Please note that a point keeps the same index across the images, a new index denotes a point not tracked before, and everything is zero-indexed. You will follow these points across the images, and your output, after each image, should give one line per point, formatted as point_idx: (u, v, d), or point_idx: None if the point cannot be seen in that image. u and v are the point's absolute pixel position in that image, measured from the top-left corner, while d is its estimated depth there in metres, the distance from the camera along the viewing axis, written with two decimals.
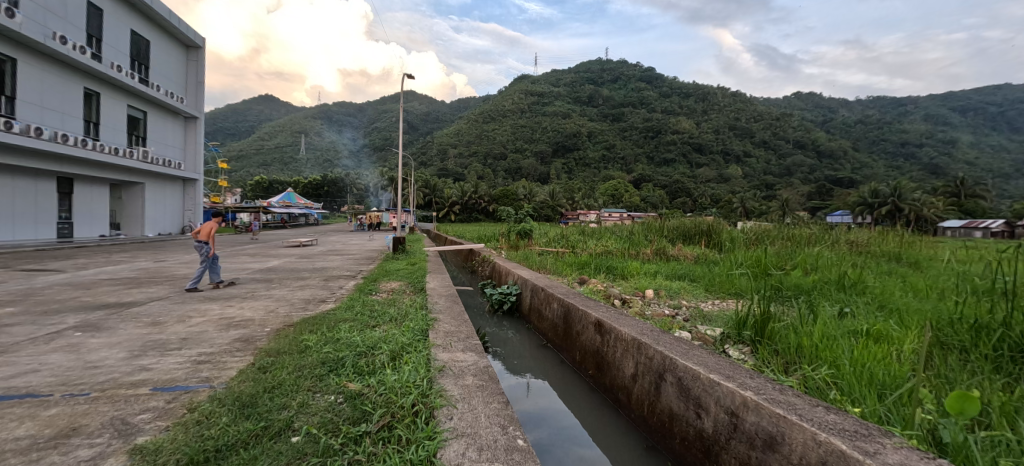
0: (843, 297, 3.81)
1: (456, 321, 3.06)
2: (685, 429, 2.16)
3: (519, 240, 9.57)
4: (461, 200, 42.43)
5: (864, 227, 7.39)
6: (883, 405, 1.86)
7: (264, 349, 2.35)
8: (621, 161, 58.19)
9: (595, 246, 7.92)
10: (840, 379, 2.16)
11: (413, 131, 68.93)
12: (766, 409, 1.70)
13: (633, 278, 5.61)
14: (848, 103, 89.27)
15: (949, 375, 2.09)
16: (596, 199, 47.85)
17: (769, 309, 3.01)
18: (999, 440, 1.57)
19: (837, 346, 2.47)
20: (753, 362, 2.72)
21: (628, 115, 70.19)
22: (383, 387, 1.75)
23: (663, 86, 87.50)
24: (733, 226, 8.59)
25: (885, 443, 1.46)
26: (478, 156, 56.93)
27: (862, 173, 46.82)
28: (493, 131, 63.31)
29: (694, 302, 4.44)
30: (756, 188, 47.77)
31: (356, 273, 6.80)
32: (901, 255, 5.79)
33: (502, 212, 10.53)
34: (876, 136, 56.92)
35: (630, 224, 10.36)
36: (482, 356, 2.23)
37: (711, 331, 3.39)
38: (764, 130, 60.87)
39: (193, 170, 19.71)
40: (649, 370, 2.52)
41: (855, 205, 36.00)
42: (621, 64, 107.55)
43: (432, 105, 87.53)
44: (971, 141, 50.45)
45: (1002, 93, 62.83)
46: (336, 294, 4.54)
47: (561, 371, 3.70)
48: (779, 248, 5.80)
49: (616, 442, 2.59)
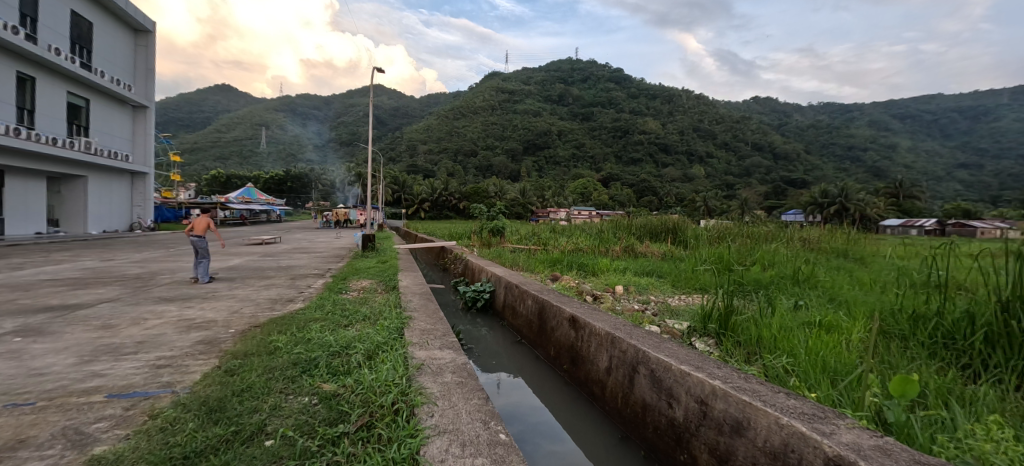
0: (798, 291, 4.04)
1: (432, 319, 3.03)
2: (657, 418, 2.22)
3: (491, 238, 9.55)
4: (431, 197, 42.01)
5: (814, 225, 7.77)
6: (836, 390, 1.98)
7: (230, 351, 2.26)
8: (590, 161, 59.24)
9: (567, 243, 7.99)
10: (795, 367, 2.30)
11: (382, 127, 67.71)
12: (733, 396, 1.78)
13: (604, 275, 5.72)
14: (802, 109, 94.15)
15: (891, 361, 2.25)
16: (566, 198, 48.47)
17: (731, 303, 3.15)
18: (936, 419, 1.71)
19: (794, 337, 2.62)
20: (716, 353, 2.83)
21: (597, 115, 71.64)
22: (360, 386, 1.71)
23: (631, 87, 89.76)
24: (697, 223, 8.87)
25: (838, 424, 1.56)
26: (449, 152, 56.57)
27: (813, 174, 49.64)
28: (464, 128, 63.10)
29: (662, 298, 4.57)
30: (717, 188, 49.72)
31: (324, 272, 6.58)
32: (847, 252, 6.17)
33: (474, 209, 10.43)
34: (826, 140, 60.52)
35: (598, 222, 10.52)
36: (460, 354, 2.21)
37: (678, 325, 3.48)
38: (725, 132, 63.43)
39: (143, 163, 18.51)
40: (623, 363, 2.58)
41: (807, 205, 37.99)
42: (590, 65, 109.68)
43: (402, 101, 86.13)
44: (910, 146, 54.39)
45: (936, 102, 68.12)
46: (304, 293, 4.39)
47: (535, 366, 3.74)
48: (740, 245, 6.05)
49: (591, 435, 2.64)
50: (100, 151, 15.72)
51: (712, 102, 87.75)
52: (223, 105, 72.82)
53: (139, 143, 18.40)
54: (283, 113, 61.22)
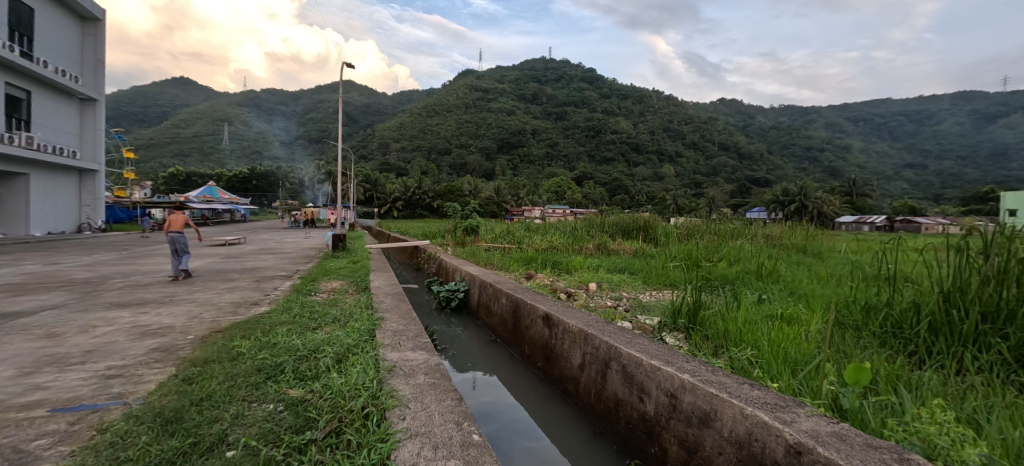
0: (762, 285, 4.20)
1: (405, 319, 2.98)
2: (629, 413, 2.27)
3: (466, 237, 9.46)
4: (404, 196, 41.43)
5: (777, 222, 8.10)
6: (796, 379, 2.07)
7: (189, 358, 2.15)
8: (564, 159, 59.90)
9: (541, 241, 8.05)
10: (759, 358, 2.38)
11: (353, 124, 66.27)
12: (700, 389, 1.83)
13: (577, 272, 5.78)
14: (765, 111, 98.25)
15: (846, 351, 2.37)
16: (541, 196, 48.82)
17: (700, 299, 3.24)
18: (887, 405, 1.82)
19: (757, 329, 2.73)
20: (686, 347, 2.90)
21: (570, 114, 72.54)
22: (328, 392, 1.66)
23: (604, 87, 91.35)
24: (667, 221, 9.10)
25: (798, 412, 1.62)
26: (422, 150, 56.03)
27: (774, 174, 51.90)
28: (438, 126, 62.59)
29: (634, 294, 4.65)
30: (686, 186, 51.23)
31: (292, 273, 6.39)
32: (806, 247, 6.48)
33: (448, 208, 10.34)
34: (786, 141, 63.44)
35: (572, 219, 10.66)
36: (433, 354, 2.18)
37: (649, 321, 3.56)
38: (693, 133, 65.41)
39: (92, 160, 17.43)
40: (596, 360, 2.61)
41: (770, 203, 39.56)
42: (563, 65, 110.99)
43: (373, 98, 84.60)
44: (862, 147, 57.57)
45: (886, 106, 72.40)
46: (271, 296, 4.22)
47: (509, 365, 3.74)
48: (708, 242, 6.23)
49: (566, 431, 2.66)
50: (44, 147, 14.74)
51: (680, 103, 90.36)
52: (181, 99, 69.39)
53: (88, 139, 17.35)
54: (247, 108, 58.87)
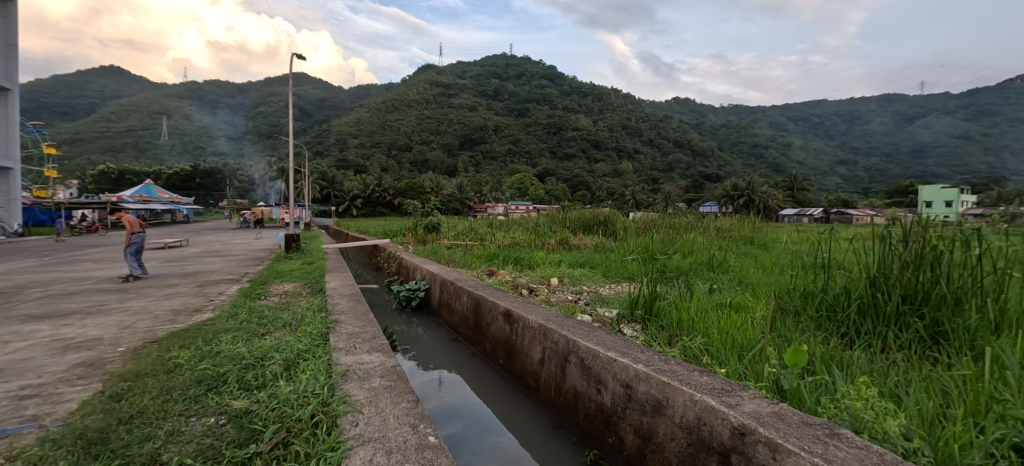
0: (712, 276, 4.42)
1: (362, 321, 2.88)
2: (588, 404, 2.32)
3: (427, 235, 9.24)
4: (363, 193, 40.11)
5: (726, 215, 8.50)
6: (743, 365, 2.19)
7: (119, 372, 1.99)
8: (527, 155, 60.28)
9: (504, 238, 8.05)
10: (709, 345, 2.50)
11: (306, 118, 63.56)
12: (653, 378, 1.89)
13: (539, 268, 5.83)
14: (716, 110, 103.42)
15: (787, 335, 2.53)
16: (504, 193, 48.78)
17: (656, 290, 3.36)
18: (822, 383, 1.95)
19: (707, 318, 2.86)
20: (643, 337, 3.01)
21: (531, 111, 73.30)
22: (275, 400, 1.58)
23: (565, 85, 92.83)
24: (626, 216, 9.33)
25: (743, 395, 1.72)
26: (382, 147, 54.68)
27: (725, 170, 54.70)
28: (398, 122, 61.33)
29: (594, 288, 4.74)
30: (644, 182, 52.96)
31: (240, 276, 6.03)
32: (753, 239, 6.87)
33: (407, 205, 10.08)
34: (734, 139, 67.18)
35: (534, 216, 10.72)
36: (390, 356, 2.13)
37: (608, 313, 3.65)
38: (650, 130, 67.73)
39: (6, 156, 15.79)
40: (555, 354, 2.65)
41: (721, 198, 41.52)
42: (524, 62, 112.22)
43: (328, 92, 81.67)
44: (802, 144, 61.77)
45: (822, 107, 78.09)
46: (215, 302, 3.95)
47: (472, 363, 3.73)
48: (663, 235, 6.46)
49: (527, 427, 2.68)
50: None
51: (637, 101, 93.35)
52: (111, 91, 63.80)
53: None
54: (188, 101, 55.09)
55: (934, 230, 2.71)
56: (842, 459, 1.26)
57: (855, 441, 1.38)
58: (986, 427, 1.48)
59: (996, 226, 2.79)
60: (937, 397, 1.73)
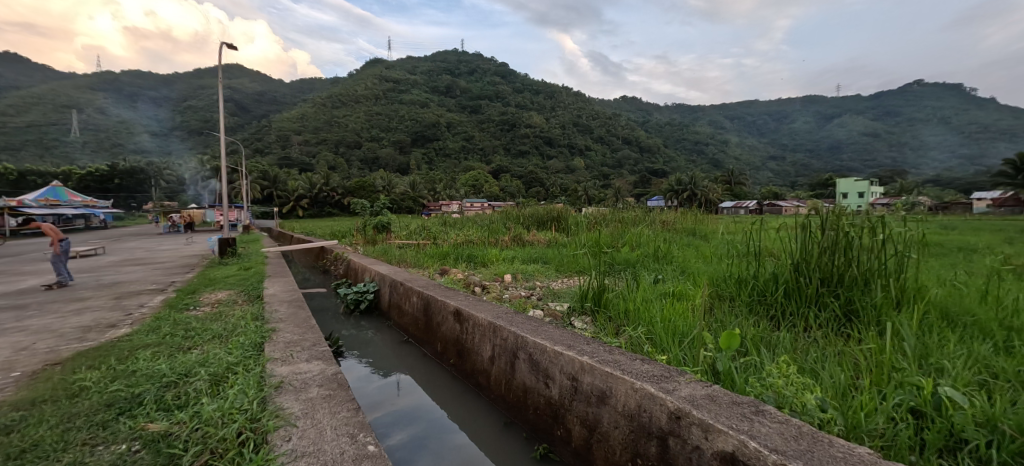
0: (658, 267, 4.63)
1: (303, 328, 2.74)
2: (537, 399, 2.35)
3: (377, 235, 8.93)
4: (309, 193, 38.05)
5: (672, 208, 8.92)
6: (682, 350, 2.31)
7: (7, 402, 1.75)
8: (481, 152, 60.13)
9: (457, 236, 7.94)
10: (652, 334, 2.62)
11: (243, 114, 59.60)
12: (597, 369, 1.95)
13: (493, 265, 5.83)
14: (660, 109, 108.63)
15: (723, 320, 2.69)
16: (458, 190, 48.25)
17: (604, 282, 3.47)
18: (750, 363, 2.10)
19: (651, 307, 2.99)
20: (592, 328, 3.10)
21: (484, 108, 73.37)
22: (198, 420, 1.47)
23: (517, 82, 93.65)
24: (578, 211, 9.55)
25: (680, 380, 1.81)
26: (328, 144, 52.42)
27: (669, 166, 57.57)
28: (345, 118, 59.09)
29: (547, 283, 4.80)
30: (595, 178, 54.57)
31: (167, 285, 5.53)
32: (696, 232, 7.26)
33: (356, 205, 9.67)
34: (678, 136, 70.76)
35: (488, 213, 10.70)
36: (330, 364, 2.04)
37: (559, 307, 3.72)
38: (600, 128, 69.88)
39: None
40: (504, 351, 2.66)
41: (667, 192, 43.58)
42: (476, 60, 112.24)
43: (267, 86, 77.12)
44: (737, 142, 66.35)
45: (754, 107, 84.24)
46: (135, 315, 3.61)
47: (423, 364, 3.66)
48: (613, 229, 6.67)
49: (478, 425, 2.68)
50: None
51: (588, 100, 95.98)
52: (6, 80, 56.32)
53: None
54: (103, 92, 49.75)
55: (846, 218, 3.01)
56: (765, 433, 1.35)
57: (778, 416, 1.49)
58: (888, 394, 1.65)
59: (899, 213, 3.12)
60: (849, 370, 1.91)
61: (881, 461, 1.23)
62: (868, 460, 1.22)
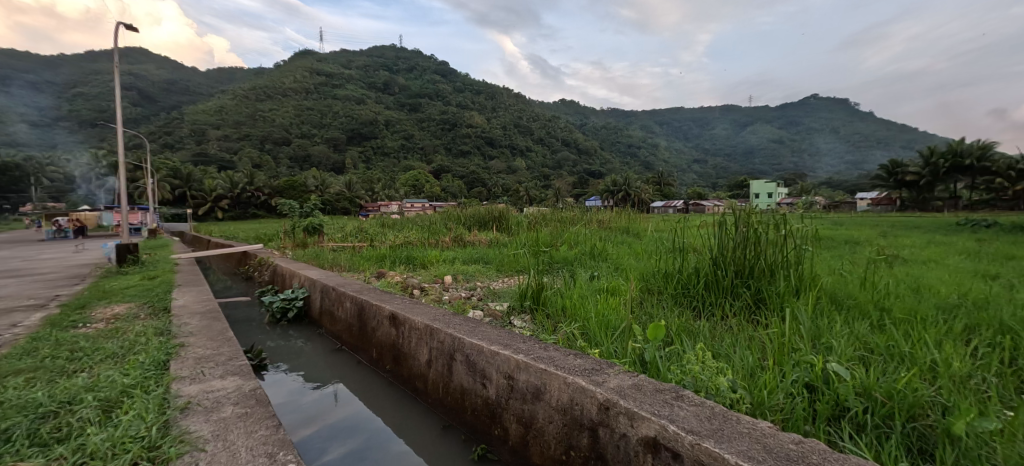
0: (593, 263, 4.83)
1: (216, 342, 2.50)
2: (475, 400, 2.35)
3: (307, 238, 8.40)
4: (229, 193, 34.83)
5: (609, 208, 9.31)
6: (614, 342, 2.42)
7: None
8: (421, 151, 58.86)
9: (396, 238, 7.70)
10: (586, 330, 2.71)
11: (149, 104, 53.59)
12: (532, 366, 1.98)
13: (433, 267, 5.72)
14: (596, 113, 113.46)
15: (652, 312, 2.86)
16: (398, 190, 46.73)
17: (543, 281, 3.54)
18: (675, 351, 2.25)
19: (586, 303, 3.11)
20: (532, 326, 3.14)
21: (424, 107, 72.11)
22: (83, 453, 1.29)
23: (458, 81, 93.06)
24: (519, 211, 9.66)
25: (610, 373, 1.89)
26: (252, 139, 48.55)
27: (605, 167, 60.17)
28: (271, 114, 55.16)
29: (487, 283, 4.81)
30: (536, 178, 55.50)
31: (50, 300, 4.81)
32: (631, 230, 7.63)
33: (283, 206, 8.99)
34: (612, 139, 74.25)
35: (428, 214, 10.50)
36: (249, 379, 1.90)
37: (499, 307, 3.74)
38: (540, 129, 71.40)
39: None
40: (442, 354, 2.62)
41: (604, 192, 45.58)
42: (415, 58, 110.29)
43: (179, 75, 69.92)
44: (665, 146, 70.90)
45: (680, 114, 90.70)
46: (4, 336, 3.09)
47: (358, 371, 3.49)
48: (552, 229, 6.81)
49: (416, 431, 2.61)
50: None
51: (528, 101, 97.81)
52: None
53: None
54: None
55: (756, 217, 3.32)
56: (684, 417, 1.45)
57: (694, 399, 1.61)
58: (786, 372, 1.85)
59: (799, 211, 3.51)
60: (756, 353, 2.11)
61: (780, 433, 1.37)
62: (768, 432, 1.36)
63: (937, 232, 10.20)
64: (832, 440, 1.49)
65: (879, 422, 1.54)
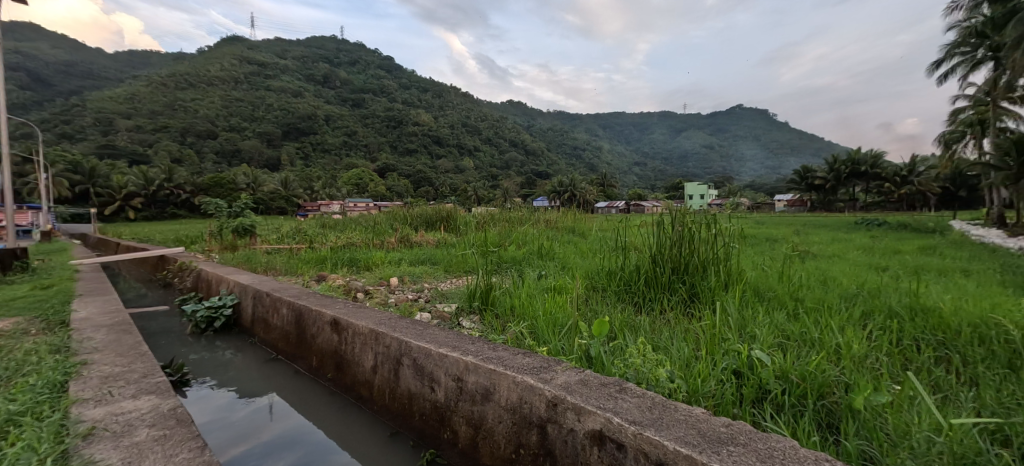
0: (540, 263, 4.90)
1: (127, 358, 2.23)
2: (422, 404, 2.28)
3: (237, 240, 7.77)
4: (143, 191, 31.29)
5: (555, 209, 9.48)
6: (560, 340, 2.46)
7: None
8: (364, 148, 56.74)
9: (338, 238, 7.35)
10: (533, 328, 2.73)
11: (44, 89, 47.31)
12: (480, 367, 1.96)
13: (378, 269, 5.52)
14: (542, 115, 115.67)
15: (596, 309, 2.94)
16: (339, 189, 44.70)
17: (490, 280, 3.53)
18: (618, 345, 2.33)
19: (534, 302, 3.14)
20: (480, 326, 3.11)
21: (367, 103, 69.63)
22: None
23: (403, 78, 91.00)
24: (467, 211, 9.60)
25: (558, 369, 1.91)
26: (171, 132, 44.31)
27: (551, 168, 61.33)
28: (195, 105, 50.75)
29: (435, 284, 4.73)
30: (484, 178, 55.45)
31: None
32: (577, 230, 7.81)
33: (208, 205, 8.24)
34: (558, 141, 75.96)
35: (372, 213, 10.13)
36: (168, 397, 1.72)
37: (447, 308, 3.67)
38: (488, 129, 71.56)
39: None
40: (388, 359, 2.53)
41: (551, 193, 46.54)
42: (358, 52, 106.43)
43: (82, 59, 62.36)
44: (608, 148, 73.65)
45: (621, 119, 94.77)
46: None
47: (295, 381, 3.26)
48: (500, 229, 6.81)
49: (359, 440, 2.49)
50: None
51: (475, 101, 97.62)
52: None
53: None
54: None
55: (689, 216, 3.54)
56: (626, 409, 1.50)
57: (636, 391, 1.67)
58: (717, 360, 1.97)
59: (726, 212, 3.78)
60: (691, 344, 2.24)
61: (710, 417, 1.45)
62: (702, 418, 1.44)
63: (840, 230, 11.51)
64: (755, 420, 1.62)
65: (794, 401, 1.69)
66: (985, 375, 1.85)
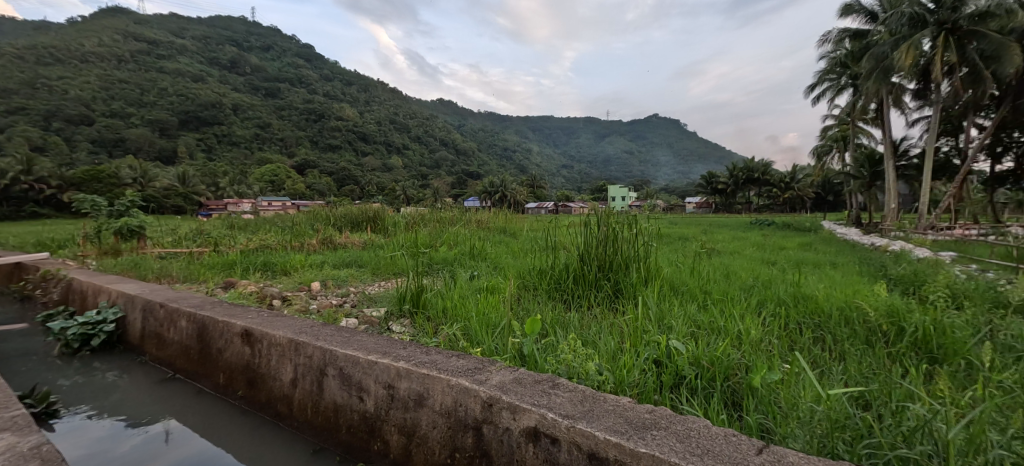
0: (472, 263, 4.85)
1: None
2: (349, 417, 2.14)
3: (120, 243, 6.75)
4: None
5: (485, 208, 9.47)
6: (493, 340, 2.44)
7: None
8: (280, 143, 52.54)
9: (249, 241, 6.70)
10: (466, 329, 2.67)
11: None
12: (412, 372, 1.87)
13: (296, 273, 5.11)
14: (473, 115, 115.42)
15: (528, 308, 2.96)
16: (251, 186, 40.81)
17: (421, 282, 3.40)
18: (550, 342, 2.36)
19: (466, 303, 3.10)
20: (411, 330, 2.99)
21: (283, 93, 64.59)
22: None
23: (324, 70, 85.66)
24: (395, 211, 9.27)
25: (492, 370, 1.88)
26: (33, 116, 37.48)
27: (482, 168, 61.29)
28: (66, 86, 43.48)
29: (361, 288, 4.48)
30: (414, 177, 53.98)
31: None
32: (508, 230, 7.84)
33: (80, 203, 7.06)
34: (489, 141, 76.25)
35: (290, 213, 9.39)
36: (28, 435, 1.43)
37: (376, 312, 3.49)
38: (417, 127, 69.88)
39: None
40: (309, 369, 2.33)
41: (482, 193, 46.55)
42: (272, 38, 98.51)
43: None
44: (537, 150, 75.39)
45: (550, 122, 97.59)
46: None
47: (198, 401, 2.89)
48: (430, 229, 6.65)
49: (277, 459, 2.26)
50: None
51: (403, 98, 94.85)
52: None
53: None
54: None
55: (613, 217, 3.71)
56: (559, 404, 1.51)
57: (568, 386, 1.69)
58: (640, 351, 2.07)
59: (645, 212, 4.03)
60: (616, 337, 2.34)
61: (636, 406, 1.51)
62: (629, 407, 1.49)
63: (740, 229, 12.82)
64: (676, 405, 1.71)
65: (705, 384, 1.83)
66: (851, 350, 2.15)
